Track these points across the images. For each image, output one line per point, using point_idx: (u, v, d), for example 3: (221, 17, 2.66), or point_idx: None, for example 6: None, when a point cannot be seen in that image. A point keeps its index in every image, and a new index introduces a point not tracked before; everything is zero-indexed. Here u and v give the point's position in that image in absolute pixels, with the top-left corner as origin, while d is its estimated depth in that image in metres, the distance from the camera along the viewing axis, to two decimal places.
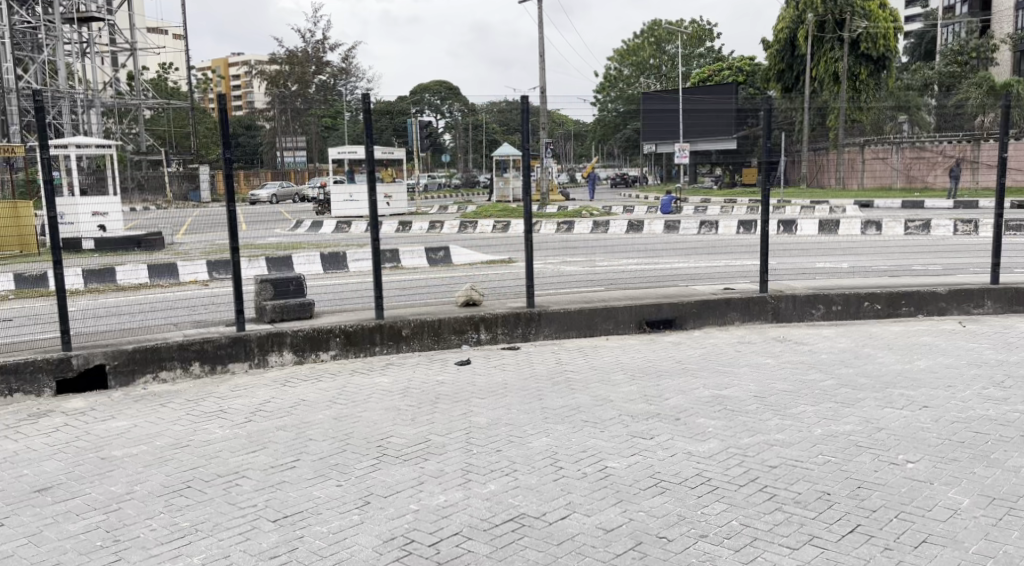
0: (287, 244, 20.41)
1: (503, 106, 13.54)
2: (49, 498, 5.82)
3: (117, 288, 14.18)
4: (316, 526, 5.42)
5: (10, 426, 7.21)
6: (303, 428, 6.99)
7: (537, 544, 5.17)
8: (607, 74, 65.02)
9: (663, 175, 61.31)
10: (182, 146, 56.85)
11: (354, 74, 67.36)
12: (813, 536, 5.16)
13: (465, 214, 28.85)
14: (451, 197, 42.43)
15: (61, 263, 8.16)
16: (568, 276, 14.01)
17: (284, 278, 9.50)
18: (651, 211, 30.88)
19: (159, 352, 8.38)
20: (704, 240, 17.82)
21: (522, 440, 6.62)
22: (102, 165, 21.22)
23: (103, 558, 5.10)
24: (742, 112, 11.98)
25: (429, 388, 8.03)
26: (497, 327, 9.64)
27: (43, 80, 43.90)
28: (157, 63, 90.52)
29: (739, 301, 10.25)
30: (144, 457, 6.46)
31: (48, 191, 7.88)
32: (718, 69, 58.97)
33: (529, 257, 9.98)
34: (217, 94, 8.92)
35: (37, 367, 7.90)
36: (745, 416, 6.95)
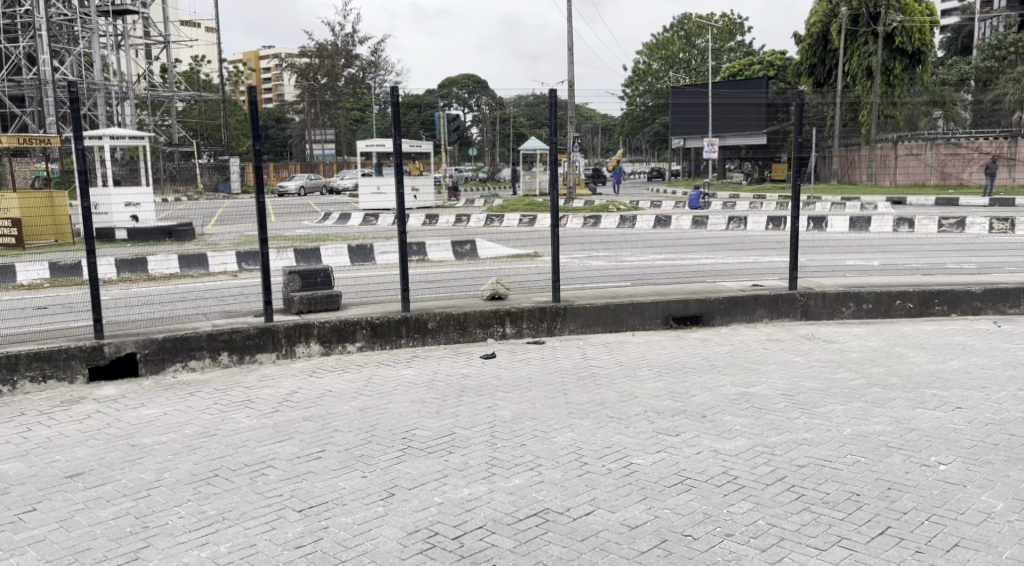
0: (312, 238, 20.52)
1: (531, 99, 13.49)
2: (80, 484, 5.90)
3: (149, 278, 14.31)
4: (341, 516, 5.46)
5: (44, 413, 7.32)
6: (329, 419, 7.04)
7: (561, 540, 5.17)
8: (638, 68, 64.60)
9: (692, 170, 60.95)
10: (213, 138, 57.33)
11: (383, 67, 67.49)
12: (842, 537, 5.12)
13: (493, 207, 28.88)
14: (479, 190, 42.56)
15: (94, 252, 8.22)
16: (594, 271, 14.03)
17: (313, 270, 9.58)
18: (679, 206, 30.72)
19: (189, 342, 8.47)
20: (733, 237, 17.67)
21: (547, 435, 6.62)
22: (135, 156, 21.35)
23: (133, 544, 5.16)
24: (774, 107, 11.88)
25: (454, 381, 8.06)
26: (522, 321, 9.65)
27: (79, 72, 44.41)
28: (190, 56, 91.32)
29: (767, 297, 10.17)
30: (173, 445, 6.53)
31: (82, 181, 7.94)
32: (748, 63, 58.54)
33: (555, 252, 9.94)
34: (247, 85, 8.93)
35: (69, 355, 8.00)
36: (772, 414, 6.91)
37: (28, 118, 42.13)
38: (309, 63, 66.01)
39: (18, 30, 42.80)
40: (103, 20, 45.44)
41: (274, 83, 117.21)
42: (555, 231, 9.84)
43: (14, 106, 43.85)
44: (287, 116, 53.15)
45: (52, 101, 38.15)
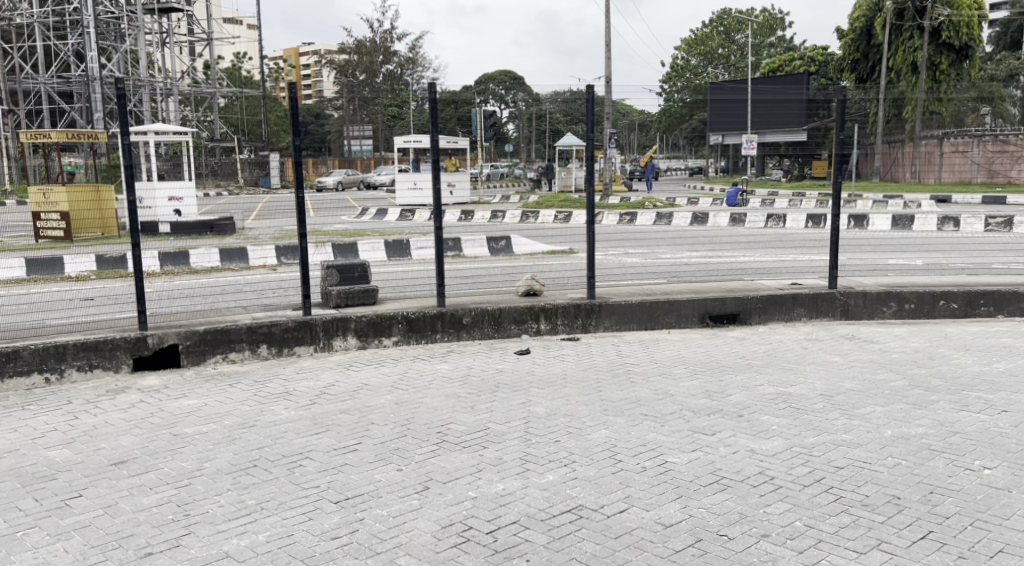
0: (350, 233, 20.68)
1: (567, 95, 13.47)
2: (124, 471, 6.00)
3: (191, 270, 14.48)
4: (377, 508, 5.51)
5: (90, 401, 7.47)
6: (365, 413, 7.10)
7: (595, 537, 5.18)
8: (676, 64, 64.23)
9: (729, 167, 60.64)
10: (253, 133, 57.95)
11: (422, 64, 67.77)
12: (881, 541, 5.08)
13: (529, 204, 28.96)
14: (516, 186, 42.69)
15: (139, 245, 8.34)
16: (630, 268, 13.98)
17: (350, 265, 9.64)
18: (718, 203, 30.51)
19: (230, 333, 8.59)
20: (771, 235, 17.54)
21: (581, 431, 6.62)
22: (178, 152, 21.60)
23: (174, 532, 5.24)
24: (814, 103, 11.77)
25: (489, 376, 8.10)
26: (557, 318, 9.64)
27: (125, 68, 45.09)
28: (232, 53, 92.48)
29: (806, 296, 10.08)
30: (214, 435, 6.63)
31: (128, 176, 8.06)
32: (789, 59, 57.92)
33: (591, 249, 9.92)
34: (287, 82, 9.00)
35: (115, 345, 8.14)
36: (811, 414, 6.85)
37: (75, 113, 42.85)
38: (347, 60, 66.49)
39: (68, 28, 43.55)
40: (149, 17, 46.08)
41: (313, 82, 118.15)
42: (591, 228, 9.81)
43: (62, 102, 44.67)
44: (326, 112, 53.59)
45: (99, 98, 38.80)
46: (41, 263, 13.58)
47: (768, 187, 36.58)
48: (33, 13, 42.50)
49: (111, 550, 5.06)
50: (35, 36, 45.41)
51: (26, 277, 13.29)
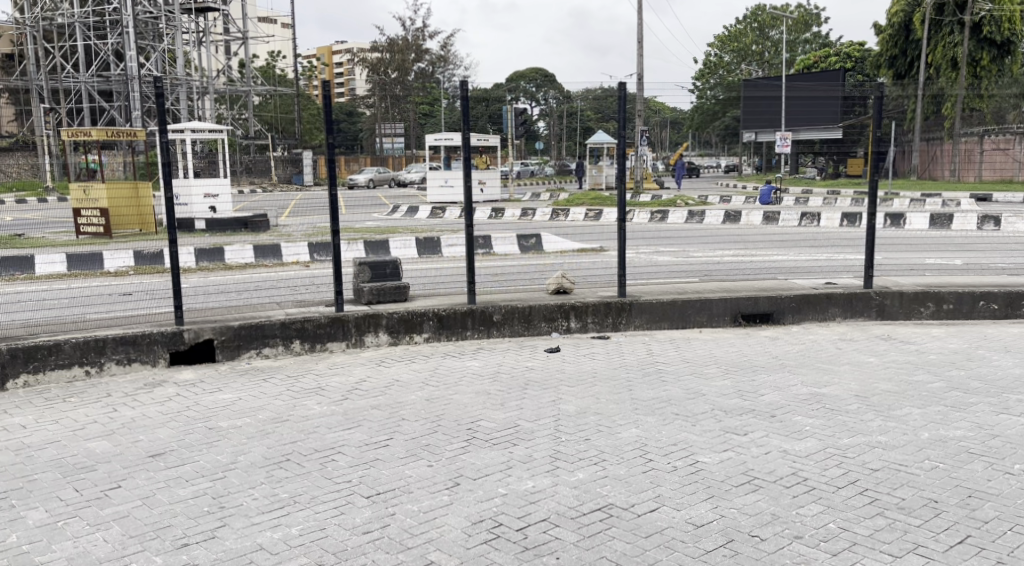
0: (382, 230, 20.80)
1: (599, 92, 13.45)
2: (161, 463, 6.08)
3: (226, 267, 14.64)
4: (407, 504, 5.54)
5: (128, 394, 7.58)
6: (396, 408, 7.14)
7: (626, 536, 5.17)
8: (709, 61, 63.91)
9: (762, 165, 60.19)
10: (286, 130, 58.42)
11: (453, 61, 67.91)
12: (918, 544, 5.02)
13: (559, 201, 28.97)
14: (546, 184, 42.69)
15: (175, 241, 8.43)
16: (661, 266, 13.95)
17: (382, 262, 9.68)
18: (750, 201, 30.31)
19: (264, 329, 8.66)
20: (804, 234, 17.42)
21: (611, 430, 6.61)
22: (214, 149, 21.85)
23: (210, 524, 5.30)
24: (850, 100, 11.65)
25: (519, 373, 8.11)
26: (588, 316, 9.63)
27: (163, 67, 45.63)
28: (267, 52, 93.38)
29: (840, 296, 9.98)
30: (248, 429, 6.69)
31: (165, 173, 8.15)
32: (825, 55, 57.32)
33: (622, 247, 9.89)
34: (321, 80, 9.04)
35: (152, 340, 8.25)
36: (845, 415, 6.80)
37: (115, 112, 43.45)
38: (380, 58, 66.81)
39: (108, 28, 44.14)
40: (186, 17, 46.57)
41: (345, 80, 118.88)
42: (623, 226, 9.78)
43: (102, 100, 45.32)
44: (358, 109, 53.89)
45: (138, 96, 39.30)
46: (81, 259, 13.80)
47: (801, 185, 36.34)
48: (74, 12, 43.10)
49: (149, 540, 5.13)
50: (76, 36, 46.07)
51: (67, 273, 13.52)
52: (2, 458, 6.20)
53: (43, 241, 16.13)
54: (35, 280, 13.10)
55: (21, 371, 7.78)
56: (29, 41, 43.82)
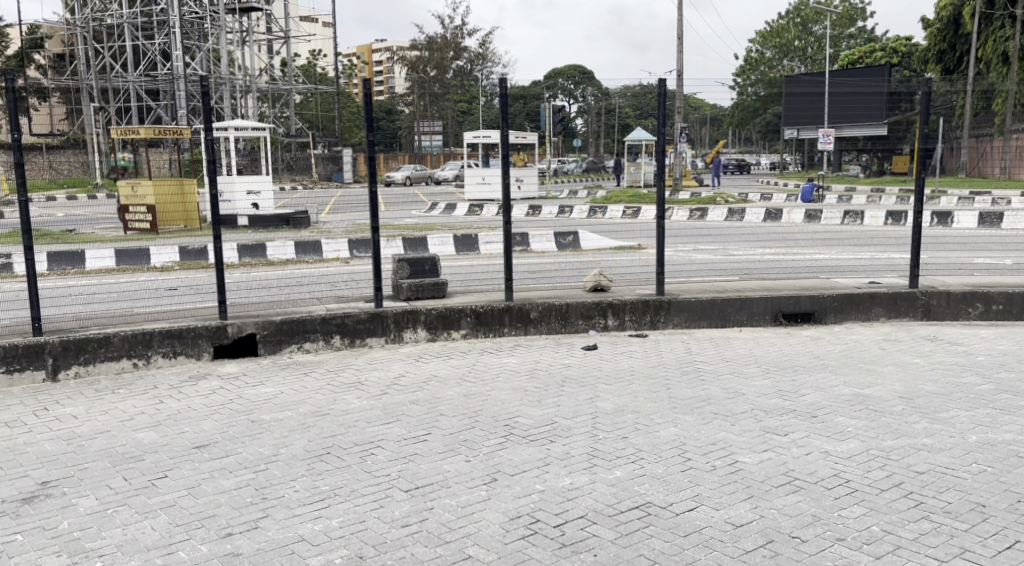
0: (420, 227, 20.88)
1: (638, 89, 13.39)
2: (205, 454, 6.17)
3: (267, 263, 14.79)
4: (446, 498, 5.56)
5: (173, 386, 7.70)
6: (434, 404, 7.17)
7: (664, 535, 5.14)
8: (750, 56, 63.36)
9: (803, 162, 59.58)
10: (326, 127, 58.82)
11: (492, 59, 67.89)
12: (964, 549, 4.94)
13: (597, 199, 28.85)
14: (584, 181, 42.56)
15: (219, 237, 8.53)
16: (701, 264, 13.84)
17: (420, 258, 9.73)
18: (791, 199, 29.96)
19: (305, 323, 8.75)
20: (847, 232, 17.20)
21: (649, 428, 6.58)
22: (257, 147, 22.13)
23: (253, 514, 5.37)
24: (896, 96, 11.46)
25: (556, 371, 8.10)
26: (626, 314, 9.59)
27: (207, 66, 46.21)
28: (308, 51, 94.15)
29: (885, 296, 9.85)
30: (290, 422, 6.76)
31: (210, 170, 8.24)
32: (871, 51, 56.36)
33: (661, 244, 9.84)
34: (362, 78, 9.07)
35: (197, 333, 8.37)
36: (889, 417, 6.70)
37: (161, 111, 44.06)
38: (419, 56, 66.93)
39: (155, 28, 44.81)
40: (231, 16, 47.05)
41: (385, 77, 119.60)
42: (661, 224, 9.73)
43: (148, 99, 46.02)
44: (397, 106, 54.11)
45: (183, 95, 39.86)
46: (129, 254, 14.03)
47: (843, 183, 35.96)
48: (123, 13, 43.74)
49: (194, 529, 5.20)
50: (124, 36, 46.77)
51: (115, 267, 13.76)
52: (54, 448, 6.32)
53: (92, 236, 16.44)
54: (86, 275, 13.38)
55: (72, 363, 7.92)
56: (79, 41, 44.56)
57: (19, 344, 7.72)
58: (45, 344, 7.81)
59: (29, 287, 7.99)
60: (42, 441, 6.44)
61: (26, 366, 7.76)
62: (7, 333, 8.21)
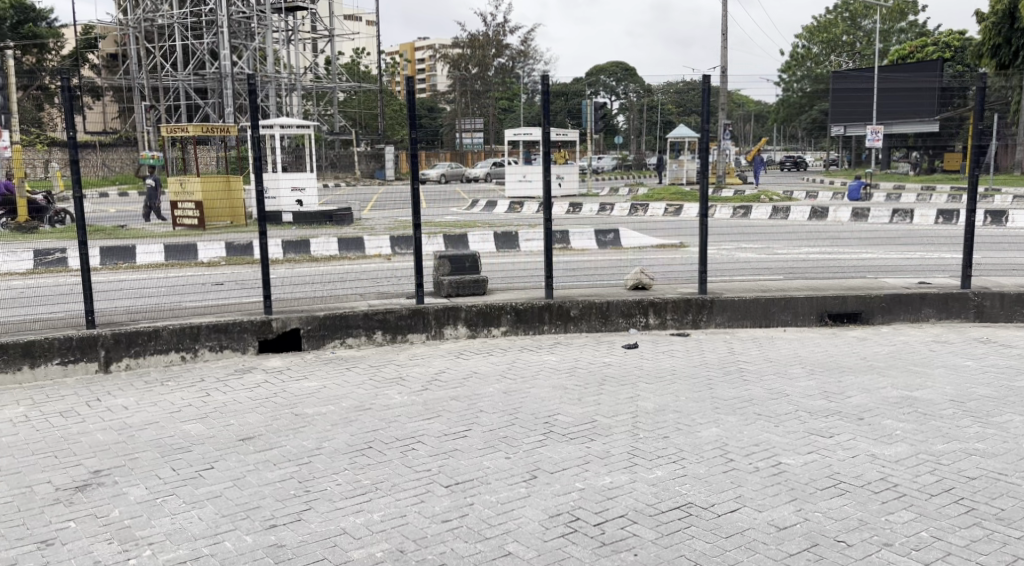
0: (460, 225, 20.95)
1: (682, 86, 13.30)
2: (250, 447, 6.22)
3: (312, 259, 14.83)
4: (485, 495, 5.54)
5: (219, 379, 7.79)
6: (475, 400, 7.16)
7: (705, 535, 5.08)
8: (796, 52, 62.62)
9: (850, 160, 58.66)
10: (368, 125, 59.20)
11: (535, 57, 67.76)
12: (1017, 557, 4.82)
13: (640, 196, 28.67)
14: (626, 178, 42.34)
15: (265, 233, 8.59)
16: (744, 263, 13.69)
17: (461, 255, 9.73)
18: (838, 197, 29.53)
19: (347, 319, 8.79)
20: (897, 231, 16.87)
21: (691, 428, 6.52)
22: (302, 144, 22.34)
23: (296, 507, 5.39)
24: (948, 91, 11.20)
25: (597, 369, 8.05)
26: (667, 313, 9.50)
27: (254, 65, 46.70)
28: (353, 49, 94.92)
29: (935, 296, 9.66)
30: (332, 416, 6.80)
31: (256, 168, 8.30)
32: (923, 45, 55.31)
33: (704, 243, 9.72)
34: (405, 75, 9.07)
35: (243, 328, 8.45)
36: (939, 420, 6.57)
37: (209, 109, 44.69)
38: (461, 54, 66.94)
39: (204, 28, 45.40)
40: (277, 15, 47.53)
41: (428, 76, 120.34)
42: (704, 222, 9.63)
43: (197, 98, 46.70)
44: (441, 104, 54.27)
45: (231, 94, 40.33)
46: (177, 249, 14.20)
47: (892, 180, 35.48)
48: (173, 13, 44.38)
49: (239, 520, 5.24)
50: (174, 35, 47.49)
51: (164, 263, 13.93)
52: (105, 437, 6.41)
53: (142, 232, 16.73)
54: (136, 270, 13.57)
55: (123, 355, 8.04)
56: (131, 41, 45.32)
57: (73, 336, 7.85)
58: (98, 336, 7.92)
59: (82, 280, 8.11)
60: (93, 431, 6.53)
61: (79, 357, 7.89)
62: (61, 325, 8.36)
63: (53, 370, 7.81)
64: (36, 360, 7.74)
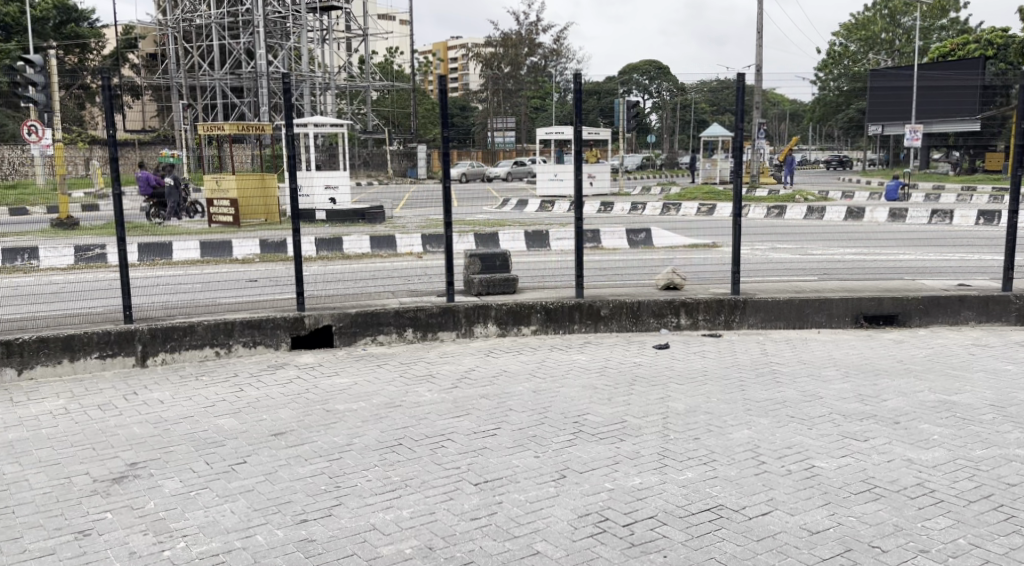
0: (492, 224, 20.93)
1: (715, 85, 13.19)
2: (283, 442, 6.23)
3: (344, 256, 14.82)
4: (514, 493, 5.51)
5: (253, 374, 7.83)
6: (504, 398, 7.13)
7: (736, 538, 5.01)
8: (833, 50, 61.96)
9: (888, 159, 57.92)
10: (401, 123, 59.41)
11: (568, 56, 67.55)
12: None
13: (672, 195, 28.49)
14: (659, 177, 42.10)
15: (299, 230, 8.62)
16: (778, 263, 13.56)
17: (491, 254, 9.70)
18: (876, 197, 29.15)
19: (379, 317, 8.81)
20: (935, 232, 16.60)
21: (722, 430, 6.44)
22: (335, 142, 22.43)
23: (326, 502, 5.40)
24: (990, 89, 10.97)
25: (627, 369, 7.99)
26: (699, 314, 9.41)
27: (288, 64, 46.99)
28: (386, 48, 95.33)
29: (975, 299, 9.50)
30: (363, 412, 6.80)
31: (291, 166, 8.31)
32: (964, 42, 54.39)
33: (737, 243, 9.60)
34: (437, 75, 9.04)
35: (276, 324, 8.49)
36: (978, 426, 6.43)
37: (245, 108, 45.08)
38: (494, 53, 66.98)
39: (240, 28, 45.75)
40: (312, 14, 47.75)
41: (461, 74, 120.82)
42: (738, 222, 9.50)
43: (233, 96, 47.10)
44: (473, 103, 54.36)
45: (266, 93, 40.63)
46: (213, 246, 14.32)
47: (931, 180, 34.93)
48: (211, 13, 44.76)
49: (270, 514, 5.25)
50: (211, 35, 47.94)
51: (201, 259, 14.09)
52: (141, 431, 6.46)
53: (178, 228, 16.95)
54: (173, 266, 13.70)
55: (160, 350, 8.10)
56: (169, 40, 45.78)
57: (111, 330, 7.92)
58: (135, 331, 7.99)
59: (120, 275, 8.18)
60: (130, 424, 6.58)
61: (117, 351, 7.96)
62: (99, 320, 8.45)
63: (92, 364, 7.89)
64: (75, 353, 7.82)
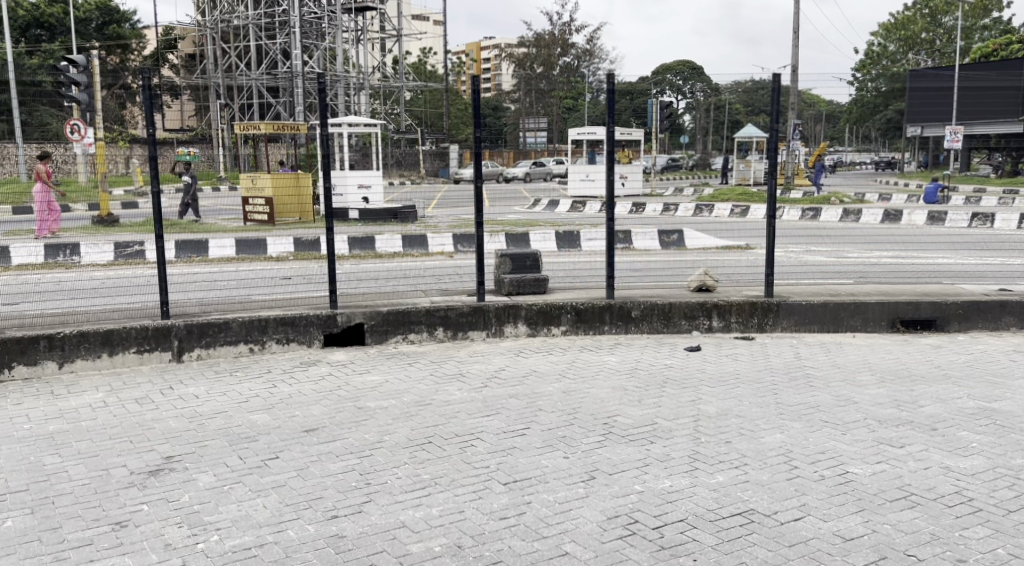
0: (524, 224, 20.92)
1: (750, 85, 13.05)
2: (314, 438, 6.25)
3: (376, 255, 14.90)
4: (543, 493, 5.48)
5: (285, 371, 7.86)
6: (534, 399, 7.09)
7: (767, 543, 4.94)
8: (871, 50, 61.29)
9: (925, 161, 57.18)
10: (433, 122, 59.58)
11: (601, 56, 67.41)
12: None
13: (705, 196, 28.31)
14: (691, 178, 41.89)
15: (332, 229, 8.64)
16: (813, 266, 13.40)
17: (522, 254, 9.68)
18: (913, 199, 28.76)
19: (410, 315, 8.81)
20: (974, 234, 16.34)
21: (754, 434, 6.36)
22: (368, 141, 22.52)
23: (356, 498, 5.40)
24: None
25: (658, 370, 7.94)
26: (732, 315, 9.31)
27: (323, 64, 47.26)
28: (418, 48, 95.87)
29: (1016, 304, 9.38)
30: (393, 410, 6.80)
31: (325, 166, 8.32)
32: (1006, 42, 53.56)
33: (771, 244, 9.48)
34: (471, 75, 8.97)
35: (309, 321, 8.52)
36: (1018, 434, 6.30)
37: (280, 108, 45.45)
38: (527, 53, 67.00)
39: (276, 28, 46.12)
40: (347, 15, 48.03)
41: (493, 74, 121.17)
42: (772, 223, 9.38)
43: (269, 96, 47.48)
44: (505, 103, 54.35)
45: (301, 93, 40.89)
46: (247, 244, 14.46)
47: (971, 182, 34.40)
48: (248, 15, 45.15)
49: (302, 509, 5.26)
50: (248, 35, 48.36)
51: (234, 257, 14.32)
52: (176, 425, 6.51)
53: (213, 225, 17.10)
54: (209, 262, 13.91)
55: (195, 346, 8.16)
56: (207, 41, 46.26)
57: (148, 326, 8.00)
58: (172, 326, 8.06)
59: (158, 271, 8.25)
60: (166, 418, 6.63)
61: (154, 346, 8.03)
62: (138, 315, 8.53)
63: (129, 358, 7.97)
64: (114, 348, 7.89)
